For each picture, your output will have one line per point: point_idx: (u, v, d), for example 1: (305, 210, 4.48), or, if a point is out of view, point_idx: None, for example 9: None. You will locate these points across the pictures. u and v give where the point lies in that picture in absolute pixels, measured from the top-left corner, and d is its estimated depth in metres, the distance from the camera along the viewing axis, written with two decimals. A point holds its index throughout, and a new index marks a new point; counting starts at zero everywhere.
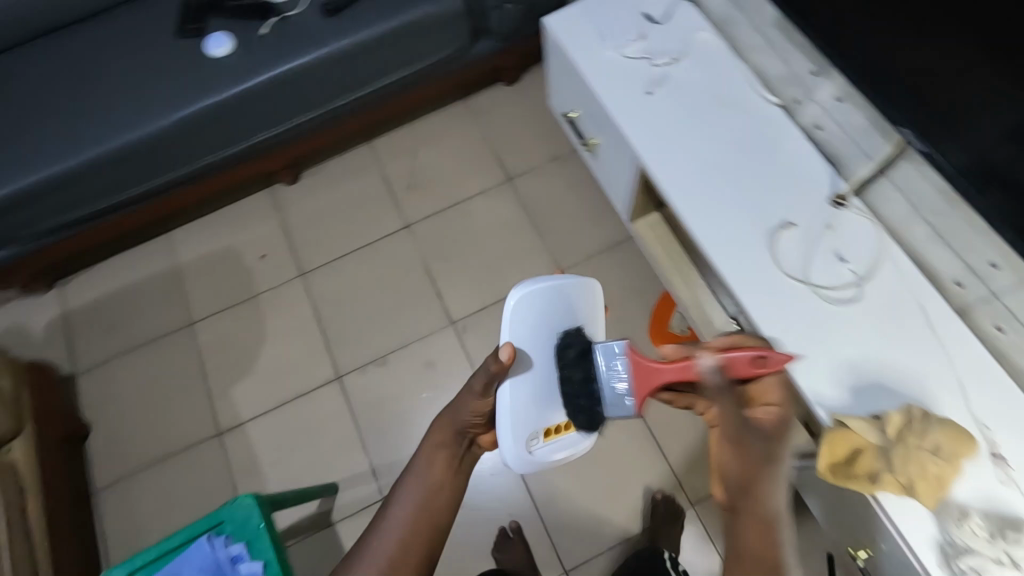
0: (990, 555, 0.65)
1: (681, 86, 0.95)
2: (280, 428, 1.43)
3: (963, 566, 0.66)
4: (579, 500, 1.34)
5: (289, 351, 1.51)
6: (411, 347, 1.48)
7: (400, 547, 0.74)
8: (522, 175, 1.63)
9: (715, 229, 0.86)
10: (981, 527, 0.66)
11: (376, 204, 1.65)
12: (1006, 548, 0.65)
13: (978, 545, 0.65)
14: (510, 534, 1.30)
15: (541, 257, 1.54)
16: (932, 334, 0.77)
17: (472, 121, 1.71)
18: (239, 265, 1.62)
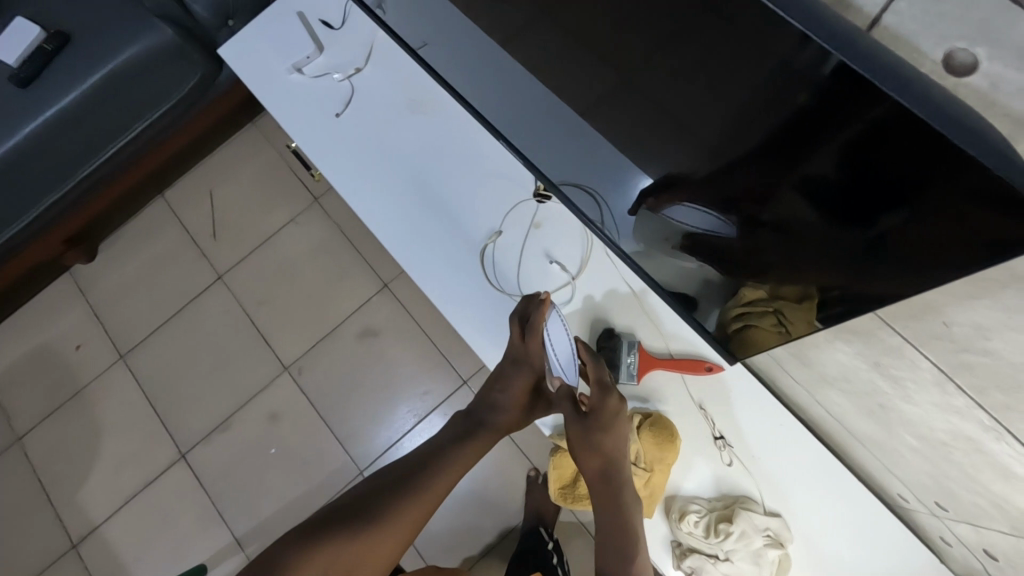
0: (709, 551, 0.65)
1: (369, 99, 0.85)
2: (136, 522, 1.37)
3: (685, 568, 0.66)
4: (445, 516, 1.30)
5: (128, 441, 1.43)
6: (249, 404, 1.41)
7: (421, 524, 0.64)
8: (329, 191, 1.52)
9: (422, 257, 0.79)
10: (697, 523, 0.65)
11: (185, 261, 1.53)
12: (719, 544, 0.65)
13: (696, 544, 0.65)
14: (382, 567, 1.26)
15: (365, 276, 1.46)
16: (649, 321, 0.72)
17: (265, 145, 1.58)
18: (55, 363, 1.50)
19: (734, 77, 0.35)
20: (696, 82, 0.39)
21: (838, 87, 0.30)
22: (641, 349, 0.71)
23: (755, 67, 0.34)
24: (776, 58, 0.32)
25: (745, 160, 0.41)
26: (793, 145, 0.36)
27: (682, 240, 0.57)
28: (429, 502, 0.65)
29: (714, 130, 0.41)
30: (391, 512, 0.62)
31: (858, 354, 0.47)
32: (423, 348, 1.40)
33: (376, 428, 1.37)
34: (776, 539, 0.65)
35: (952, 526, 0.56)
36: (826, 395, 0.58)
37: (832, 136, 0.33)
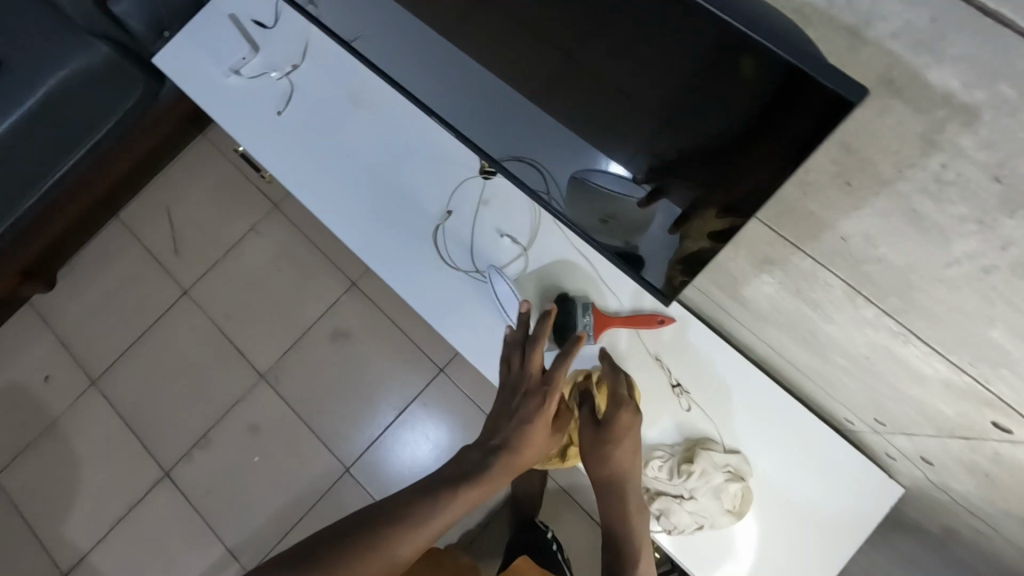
0: (674, 491, 0.69)
1: (309, 95, 0.86)
2: (125, 547, 1.36)
3: (654, 510, 0.70)
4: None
5: (109, 467, 1.41)
6: (228, 416, 1.41)
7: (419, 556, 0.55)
8: (287, 197, 1.52)
9: (377, 246, 0.80)
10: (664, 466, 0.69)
11: (147, 281, 1.52)
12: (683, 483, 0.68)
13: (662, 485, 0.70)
14: None
15: (332, 277, 1.46)
16: (599, 281, 0.75)
17: (218, 157, 1.57)
18: (24, 398, 1.47)
19: (682, 48, 0.36)
20: (644, 50, 0.39)
21: (772, 72, 0.32)
22: (595, 311, 0.74)
23: (695, 43, 0.35)
24: (724, 33, 0.32)
25: (691, 132, 0.42)
26: (734, 118, 0.37)
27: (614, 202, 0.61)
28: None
29: (657, 97, 0.42)
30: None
31: (781, 284, 0.50)
32: (397, 341, 1.41)
33: (358, 425, 1.38)
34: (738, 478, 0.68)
35: (891, 439, 0.60)
36: (765, 331, 0.62)
37: (778, 121, 0.34)
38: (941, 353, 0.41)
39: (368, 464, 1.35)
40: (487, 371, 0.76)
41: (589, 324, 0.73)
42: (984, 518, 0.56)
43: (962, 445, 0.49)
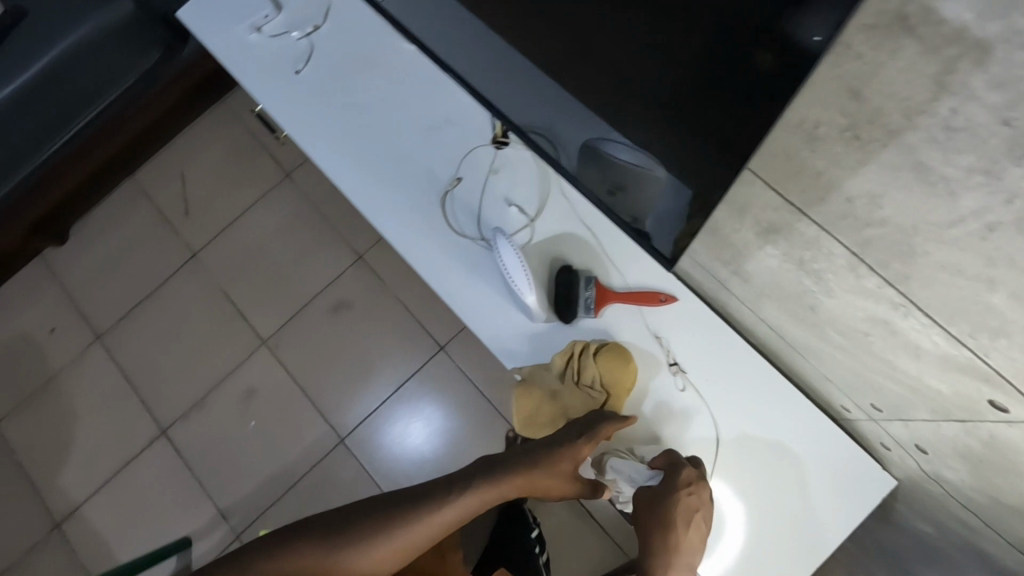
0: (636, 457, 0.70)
1: (328, 55, 0.86)
2: (119, 500, 1.37)
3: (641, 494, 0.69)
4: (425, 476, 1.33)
5: (107, 422, 1.43)
6: (227, 380, 1.42)
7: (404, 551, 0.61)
8: (300, 167, 1.53)
9: (385, 208, 0.80)
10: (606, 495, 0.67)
11: (157, 241, 1.53)
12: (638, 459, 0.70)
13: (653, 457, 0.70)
14: None
15: (339, 248, 1.47)
16: (604, 256, 0.75)
17: (234, 124, 1.58)
18: (29, 348, 1.49)
19: (713, 36, 0.40)
20: (679, 45, 0.43)
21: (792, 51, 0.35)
22: (597, 286, 0.73)
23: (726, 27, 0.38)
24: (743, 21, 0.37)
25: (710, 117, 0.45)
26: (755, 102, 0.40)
27: (626, 180, 0.61)
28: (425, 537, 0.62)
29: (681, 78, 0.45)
30: (378, 537, 0.60)
31: (785, 255, 0.50)
32: (399, 317, 1.42)
33: (355, 397, 1.38)
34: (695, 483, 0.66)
35: (886, 427, 0.60)
36: (766, 308, 0.61)
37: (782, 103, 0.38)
38: (940, 325, 0.41)
39: (363, 436, 1.36)
40: (486, 340, 0.75)
41: (592, 298, 0.72)
42: (973, 508, 0.56)
43: (957, 429, 0.49)
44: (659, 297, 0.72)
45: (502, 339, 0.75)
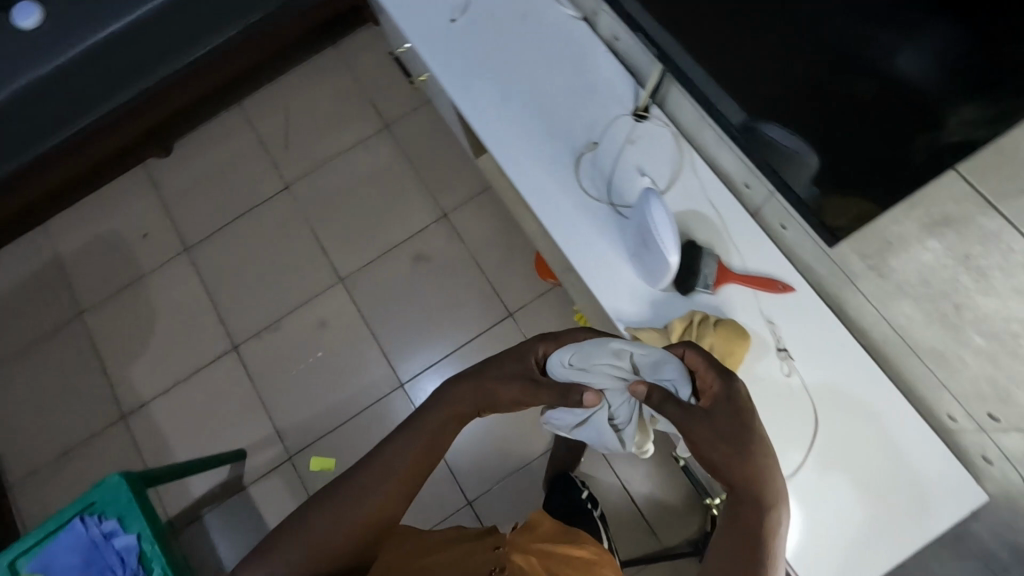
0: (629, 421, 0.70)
1: (485, 8, 0.91)
2: (183, 403, 1.44)
3: None
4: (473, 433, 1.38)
5: (182, 329, 1.49)
6: (301, 309, 1.48)
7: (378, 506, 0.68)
8: (399, 119, 1.58)
9: (521, 161, 0.84)
10: (577, 404, 0.66)
11: (253, 168, 1.59)
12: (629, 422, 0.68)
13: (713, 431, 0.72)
14: None
15: (425, 203, 1.51)
16: (726, 236, 0.78)
17: (343, 69, 1.64)
18: (120, 247, 1.57)
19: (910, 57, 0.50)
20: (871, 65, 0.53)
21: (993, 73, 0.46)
22: (718, 265, 0.76)
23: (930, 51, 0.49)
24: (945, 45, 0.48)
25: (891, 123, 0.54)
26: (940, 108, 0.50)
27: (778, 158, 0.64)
28: (368, 518, 0.68)
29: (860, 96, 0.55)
30: (347, 506, 0.68)
31: (949, 249, 0.57)
32: (474, 276, 1.46)
33: (421, 346, 1.43)
34: (711, 373, 0.65)
35: (997, 438, 0.61)
36: (898, 306, 0.64)
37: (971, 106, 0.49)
38: None
39: (423, 385, 1.41)
40: (602, 299, 0.78)
41: (710, 274, 0.75)
42: None
43: None
44: (775, 285, 0.74)
45: (616, 297, 0.78)
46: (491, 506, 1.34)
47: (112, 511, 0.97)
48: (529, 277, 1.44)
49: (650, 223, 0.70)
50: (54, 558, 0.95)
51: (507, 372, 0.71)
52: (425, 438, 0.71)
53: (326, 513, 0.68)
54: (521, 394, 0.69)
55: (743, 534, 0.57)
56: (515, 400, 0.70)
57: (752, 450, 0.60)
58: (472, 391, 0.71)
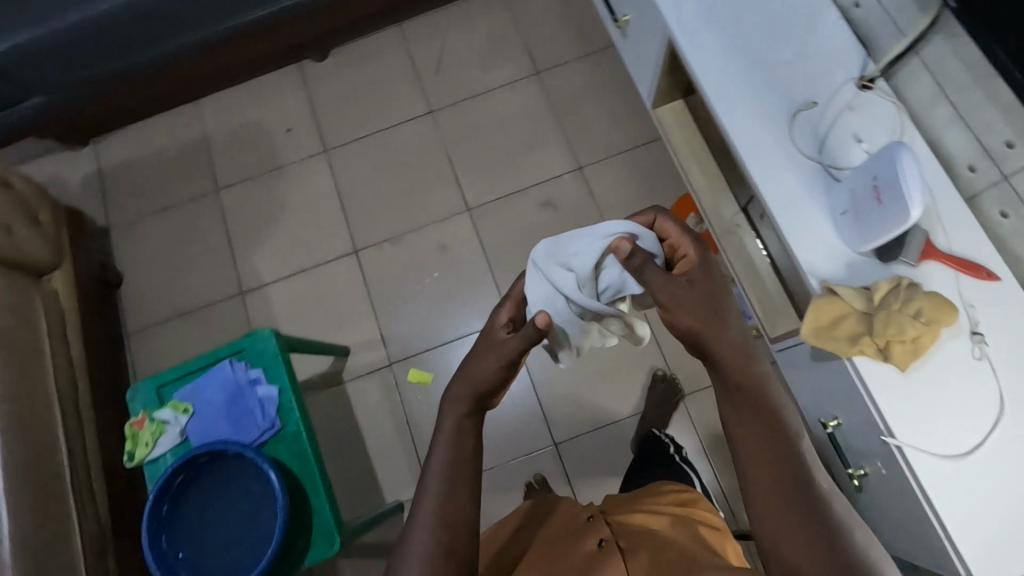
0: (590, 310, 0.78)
1: None
2: (299, 292, 1.50)
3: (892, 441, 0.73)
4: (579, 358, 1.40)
5: (309, 224, 1.55)
6: (425, 229, 1.52)
7: (448, 514, 0.63)
8: (551, 69, 1.61)
9: (735, 107, 0.85)
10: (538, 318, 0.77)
11: (402, 87, 1.63)
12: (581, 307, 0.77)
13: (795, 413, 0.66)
14: (535, 485, 1.31)
15: (563, 153, 1.54)
16: (935, 216, 0.78)
17: (504, 11, 1.67)
18: (264, 137, 1.63)
19: None
20: None
21: None
22: (926, 240, 0.75)
23: None
24: None
25: None
26: None
27: None
28: (455, 513, 0.63)
29: None
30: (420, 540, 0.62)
31: None
32: None
33: None
34: (682, 236, 0.72)
35: None
36: None
37: None
38: None
39: None
40: (798, 254, 0.79)
41: (917, 248, 0.75)
42: None
43: None
44: (981, 271, 0.75)
45: (813, 252, 0.79)
46: (575, 456, 1.35)
47: (258, 361, 1.03)
48: None
49: (896, 174, 0.69)
50: (200, 392, 1.01)
51: (484, 356, 0.70)
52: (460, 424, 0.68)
53: (423, 544, 0.61)
54: (498, 367, 0.68)
55: (778, 466, 0.61)
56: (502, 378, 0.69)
57: (714, 315, 0.66)
58: (465, 388, 0.69)
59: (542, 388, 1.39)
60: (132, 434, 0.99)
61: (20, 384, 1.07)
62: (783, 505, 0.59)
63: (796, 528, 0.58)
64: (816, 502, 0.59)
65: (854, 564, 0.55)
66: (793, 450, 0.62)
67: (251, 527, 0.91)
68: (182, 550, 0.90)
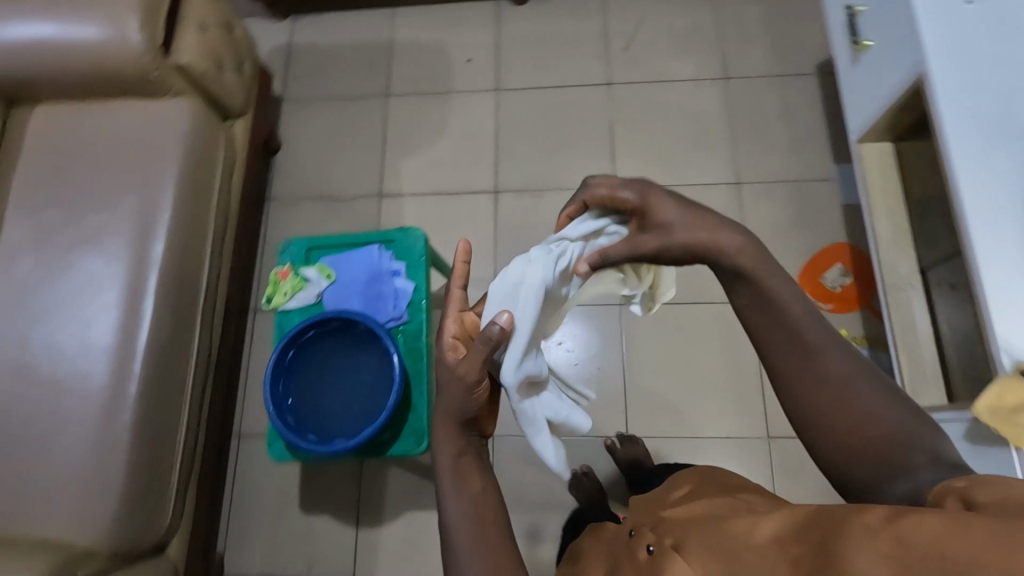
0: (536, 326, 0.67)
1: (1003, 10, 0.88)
2: (432, 211, 1.55)
3: None
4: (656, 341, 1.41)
5: (460, 151, 1.59)
6: (568, 192, 1.52)
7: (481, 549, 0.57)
8: (740, 78, 1.58)
9: (971, 168, 0.83)
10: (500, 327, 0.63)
11: (588, 52, 1.64)
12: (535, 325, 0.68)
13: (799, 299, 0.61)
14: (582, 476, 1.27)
15: (726, 163, 1.51)
16: None
17: (711, 8, 1.64)
18: (444, 58, 1.67)
19: None
20: None
21: None
22: None
23: None
24: None
25: None
26: None
27: None
28: (489, 537, 0.58)
29: None
30: None
31: None
32: None
33: None
34: (618, 192, 0.67)
35: None
36: None
37: None
38: None
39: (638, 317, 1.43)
40: (995, 328, 0.78)
41: None
42: None
43: None
44: None
45: (1011, 329, 0.78)
46: None
47: (405, 255, 1.07)
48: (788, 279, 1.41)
49: None
50: (344, 266, 1.06)
51: (450, 383, 0.62)
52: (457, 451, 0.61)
53: None
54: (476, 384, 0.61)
55: (786, 345, 0.59)
56: (481, 399, 0.62)
57: (681, 228, 0.61)
58: (448, 426, 0.62)
59: (633, 381, 1.39)
60: (275, 281, 1.06)
61: (192, 203, 1.17)
62: (807, 375, 0.58)
63: (819, 401, 0.57)
64: (822, 380, 0.57)
65: (882, 422, 0.55)
66: (790, 321, 0.59)
67: (363, 398, 0.96)
68: (292, 397, 0.96)
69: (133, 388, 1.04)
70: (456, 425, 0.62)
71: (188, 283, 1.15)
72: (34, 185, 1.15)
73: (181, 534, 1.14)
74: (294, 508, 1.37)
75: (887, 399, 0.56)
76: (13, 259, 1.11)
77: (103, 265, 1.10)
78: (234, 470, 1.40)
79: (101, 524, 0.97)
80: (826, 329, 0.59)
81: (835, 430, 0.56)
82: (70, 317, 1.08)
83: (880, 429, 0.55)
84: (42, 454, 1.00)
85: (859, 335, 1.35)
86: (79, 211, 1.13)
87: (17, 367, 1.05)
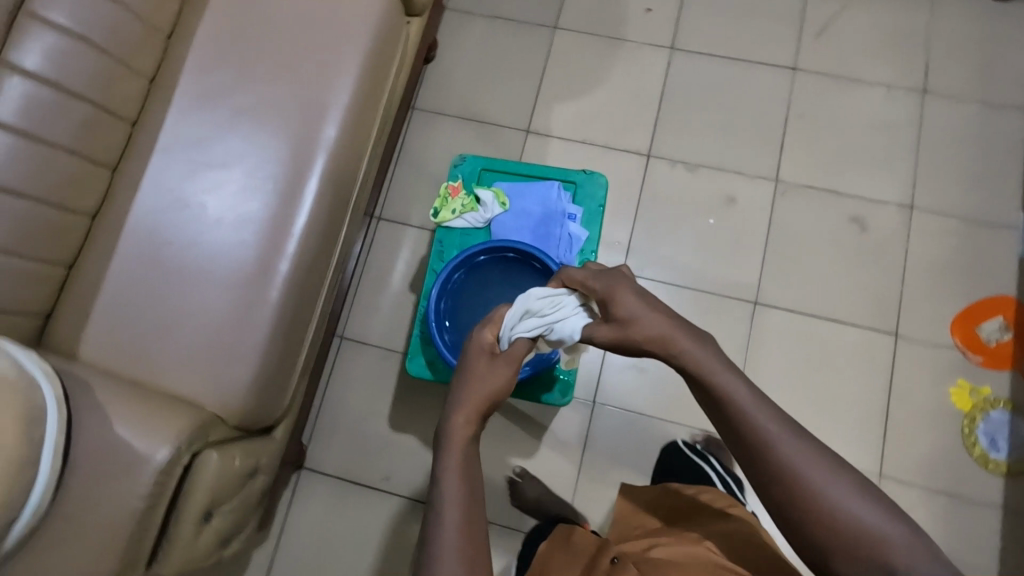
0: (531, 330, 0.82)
1: None
2: (578, 160, 1.47)
3: None
4: (784, 350, 1.33)
5: (620, 105, 1.49)
6: (725, 174, 1.43)
7: (466, 509, 0.69)
8: (940, 96, 1.44)
9: None
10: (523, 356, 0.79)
11: (779, 30, 1.51)
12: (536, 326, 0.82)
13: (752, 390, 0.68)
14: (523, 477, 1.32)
15: (902, 183, 1.40)
16: None
17: (926, 13, 1.49)
18: (622, 2, 1.56)
19: None
20: None
21: None
22: None
23: None
24: None
25: None
26: None
27: None
28: (472, 518, 0.68)
29: None
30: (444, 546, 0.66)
31: None
32: (889, 279, 1.35)
33: (795, 291, 1.36)
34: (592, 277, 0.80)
35: None
36: None
37: None
38: None
39: (772, 322, 1.35)
40: None
41: None
42: None
43: None
44: None
45: None
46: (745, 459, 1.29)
47: (582, 202, 1.01)
48: (940, 320, 1.32)
49: None
50: (518, 196, 1.01)
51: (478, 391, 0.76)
52: (468, 435, 0.73)
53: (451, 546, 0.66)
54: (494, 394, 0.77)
55: (748, 436, 0.65)
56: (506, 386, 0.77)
57: (643, 320, 0.73)
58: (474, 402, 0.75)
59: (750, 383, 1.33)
60: (444, 196, 1.01)
61: (368, 94, 1.12)
62: (770, 464, 0.63)
63: (795, 496, 0.62)
64: (778, 456, 0.63)
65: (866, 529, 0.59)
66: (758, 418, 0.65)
67: None
68: (449, 320, 0.93)
69: (282, 268, 1.02)
70: (475, 421, 0.74)
71: (348, 176, 1.11)
72: (218, 38, 1.09)
73: (288, 421, 1.14)
74: (382, 422, 1.37)
75: (860, 497, 0.60)
76: (181, 104, 1.07)
77: (271, 135, 1.06)
78: (330, 370, 1.40)
79: (232, 394, 0.97)
80: (777, 416, 0.66)
81: (822, 524, 0.60)
82: (231, 180, 1.05)
83: (852, 524, 0.59)
84: (185, 311, 1.00)
85: (1003, 398, 1.27)
86: (257, 72, 1.08)
87: (171, 218, 1.03)
